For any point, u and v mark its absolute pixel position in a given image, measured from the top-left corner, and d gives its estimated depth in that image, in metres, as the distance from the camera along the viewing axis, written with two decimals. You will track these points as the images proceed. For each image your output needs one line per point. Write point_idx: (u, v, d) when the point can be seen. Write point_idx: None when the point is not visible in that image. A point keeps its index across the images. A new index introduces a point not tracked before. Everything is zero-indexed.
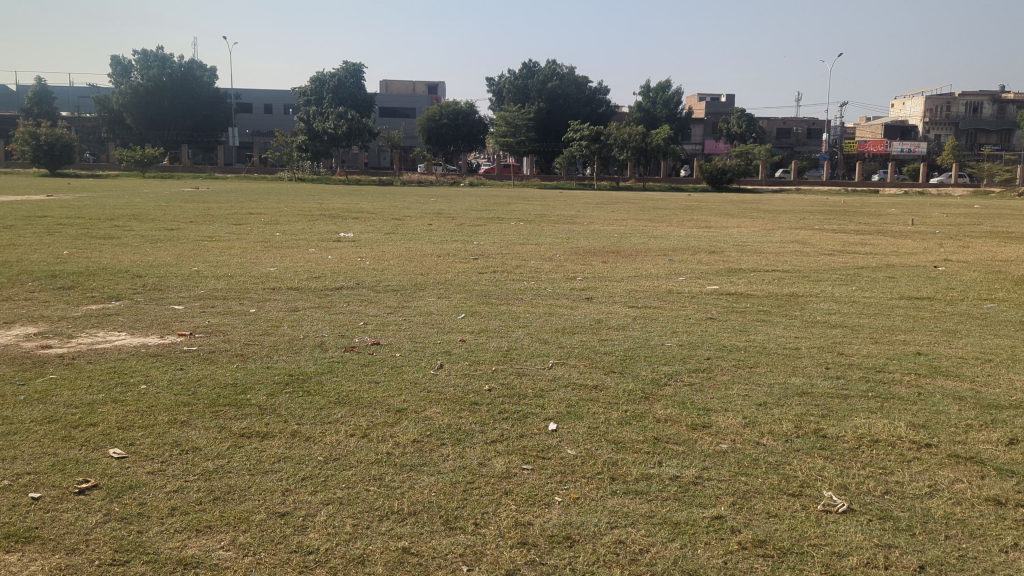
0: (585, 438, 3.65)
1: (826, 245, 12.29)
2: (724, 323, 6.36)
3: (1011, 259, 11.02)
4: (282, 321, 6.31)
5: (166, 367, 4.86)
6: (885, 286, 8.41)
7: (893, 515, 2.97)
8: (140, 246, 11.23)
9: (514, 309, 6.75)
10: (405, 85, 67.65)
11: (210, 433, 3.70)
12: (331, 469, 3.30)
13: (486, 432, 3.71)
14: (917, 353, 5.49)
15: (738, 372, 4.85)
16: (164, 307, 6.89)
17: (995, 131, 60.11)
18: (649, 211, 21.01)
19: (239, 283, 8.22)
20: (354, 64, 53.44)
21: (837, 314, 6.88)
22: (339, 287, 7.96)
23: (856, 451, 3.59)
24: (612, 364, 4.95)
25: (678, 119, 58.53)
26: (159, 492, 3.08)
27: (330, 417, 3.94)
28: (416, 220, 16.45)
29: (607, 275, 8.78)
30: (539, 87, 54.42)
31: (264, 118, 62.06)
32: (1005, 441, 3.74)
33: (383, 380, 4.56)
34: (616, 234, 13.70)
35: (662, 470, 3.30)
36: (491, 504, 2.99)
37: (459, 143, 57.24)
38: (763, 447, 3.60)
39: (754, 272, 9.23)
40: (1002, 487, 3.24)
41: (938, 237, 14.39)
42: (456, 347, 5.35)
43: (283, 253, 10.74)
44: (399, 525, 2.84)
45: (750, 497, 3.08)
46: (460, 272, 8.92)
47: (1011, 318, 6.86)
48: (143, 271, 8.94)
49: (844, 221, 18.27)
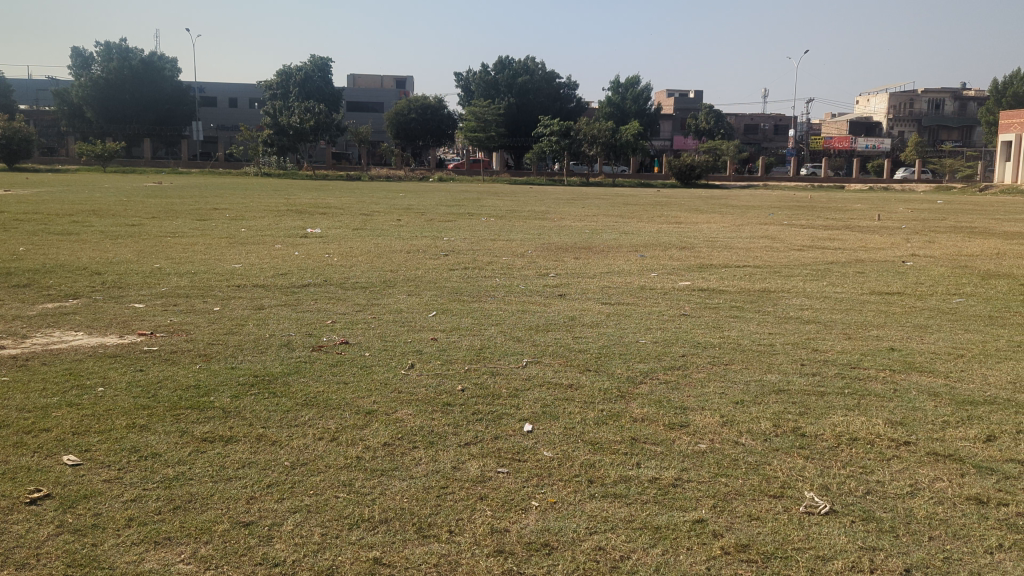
0: (560, 439, 3.56)
1: (795, 242, 12.28)
2: (697, 320, 6.28)
3: (976, 253, 11.14)
4: (247, 320, 6.13)
5: (125, 368, 4.71)
6: (856, 282, 8.42)
7: (876, 517, 2.90)
8: (99, 243, 10.93)
9: (486, 307, 6.62)
10: (372, 80, 67.12)
11: (171, 438, 3.56)
12: (299, 475, 3.17)
13: (460, 434, 3.60)
14: (891, 349, 5.46)
15: (714, 370, 4.77)
16: (124, 306, 6.66)
17: (957, 128, 60.76)
18: (620, 207, 21.00)
19: (203, 281, 8.02)
20: (320, 59, 53.54)
21: (810, 310, 6.82)
22: (305, 285, 7.80)
23: (835, 451, 3.52)
24: (587, 362, 4.88)
25: (648, 114, 58.62)
26: (117, 502, 2.93)
27: (297, 420, 3.80)
28: (384, 215, 16.26)
29: (580, 272, 8.71)
30: (510, 82, 54.29)
31: (228, 112, 61.32)
32: (983, 438, 3.69)
33: (352, 381, 4.43)
34: (587, 229, 13.65)
35: (640, 472, 3.22)
36: (466, 511, 2.88)
37: (429, 137, 57.03)
38: (741, 447, 3.53)
39: (725, 268, 9.21)
40: (983, 485, 3.18)
41: (904, 232, 14.50)
42: (427, 346, 5.23)
43: (248, 250, 10.51)
44: (371, 534, 2.72)
45: (731, 499, 3.00)
46: (431, 269, 8.76)
47: (982, 313, 6.86)
48: (100, 269, 8.63)
49: (812, 216, 18.40)
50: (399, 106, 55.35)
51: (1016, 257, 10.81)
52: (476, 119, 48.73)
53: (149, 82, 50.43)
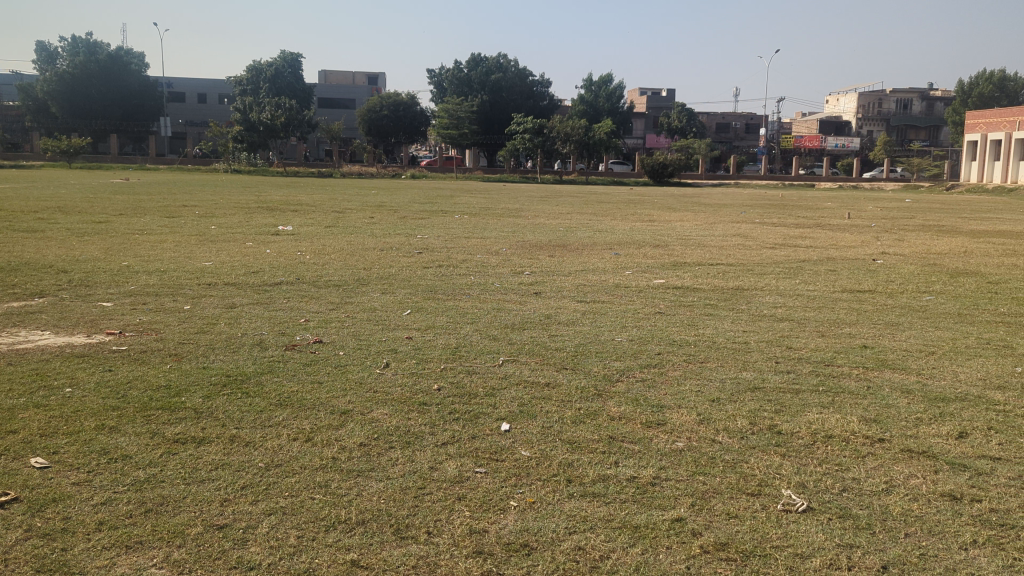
0: (538, 438, 3.54)
1: (768, 240, 12.37)
2: (672, 318, 6.28)
3: (945, 252, 11.29)
4: (219, 319, 6.04)
5: (94, 368, 4.62)
6: (828, 280, 8.50)
7: (852, 514, 2.91)
8: (65, 240, 10.76)
9: (461, 305, 6.59)
10: (344, 76, 66.70)
11: (142, 439, 3.49)
12: (273, 476, 3.13)
13: (436, 434, 3.57)
14: (863, 347, 5.51)
15: (690, 368, 4.77)
16: (92, 305, 6.53)
17: (924, 128, 61.45)
18: (593, 204, 21.07)
19: (173, 279, 7.91)
20: (290, 54, 53.34)
21: (783, 308, 6.86)
22: (277, 283, 7.71)
23: (811, 448, 3.54)
24: (563, 361, 4.86)
25: (620, 112, 58.78)
26: (86, 505, 2.87)
27: (271, 421, 3.75)
28: (357, 213, 16.16)
29: (555, 269, 8.71)
30: (482, 79, 54.12)
31: (197, 108, 60.66)
32: (955, 435, 3.73)
33: (326, 380, 4.39)
34: (561, 227, 13.67)
35: (618, 471, 3.21)
36: (444, 512, 2.85)
37: (401, 134, 56.83)
38: (718, 446, 3.53)
39: (699, 266, 9.26)
40: (956, 481, 3.20)
41: (874, 230, 14.66)
42: (402, 344, 5.20)
43: (218, 248, 10.39)
44: (347, 535, 2.69)
45: (709, 498, 3.00)
46: (404, 266, 8.72)
47: (951, 310, 6.95)
48: (66, 267, 8.47)
49: (783, 214, 18.59)
50: (371, 103, 55.07)
51: (983, 255, 10.98)
52: (449, 117, 48.48)
53: (116, 77, 49.69)
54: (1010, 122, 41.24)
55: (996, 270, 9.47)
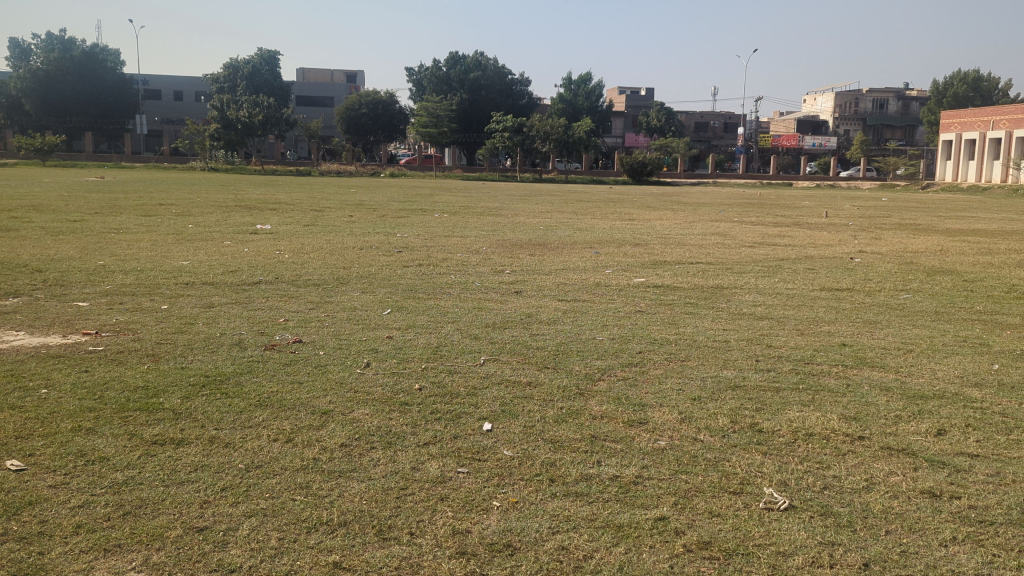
0: (520, 438, 3.53)
1: (746, 239, 12.43)
2: (653, 317, 6.29)
3: (921, 250, 11.40)
4: (197, 319, 5.98)
5: (70, 369, 4.55)
6: (807, 278, 8.55)
7: (834, 511, 2.93)
8: (40, 239, 10.62)
9: (442, 304, 6.56)
10: (322, 74, 66.35)
11: (119, 441, 3.45)
12: (253, 478, 3.09)
13: (418, 434, 3.55)
14: (842, 345, 5.54)
15: (671, 367, 4.78)
16: (67, 305, 6.44)
17: (900, 127, 62.18)
18: (573, 203, 21.11)
19: (149, 278, 7.82)
20: (269, 52, 52.79)
21: (762, 307, 6.89)
22: (256, 282, 7.64)
23: (792, 446, 3.56)
24: (544, 360, 4.85)
25: (599, 111, 58.87)
26: (64, 508, 2.83)
27: (250, 421, 3.72)
28: (336, 211, 16.09)
29: (535, 269, 8.70)
30: (461, 78, 54.00)
31: (173, 106, 60.13)
32: (934, 432, 3.76)
33: (306, 381, 4.35)
34: (541, 226, 13.65)
35: (600, 470, 3.21)
36: (426, 513, 2.83)
37: (380, 133, 56.64)
38: (699, 444, 3.54)
39: (679, 265, 9.28)
40: (936, 478, 3.23)
41: (851, 229, 14.77)
42: (383, 344, 5.17)
43: (196, 247, 10.30)
44: (329, 537, 2.66)
45: (692, 497, 3.01)
46: (384, 266, 8.67)
47: (928, 308, 7.00)
48: (41, 267, 8.35)
49: (761, 213, 18.70)
50: (349, 101, 54.83)
51: (958, 254, 11.09)
52: (428, 115, 48.22)
53: (91, 74, 49.16)
54: (984, 122, 41.76)
55: (971, 268, 9.58)
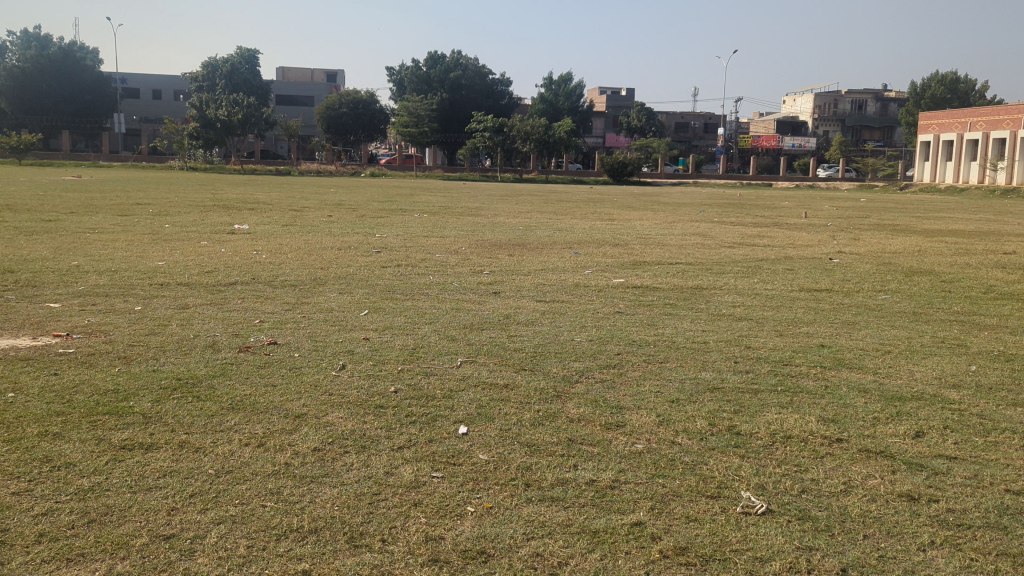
0: (496, 441, 3.49)
1: (726, 239, 12.46)
2: (631, 318, 6.28)
3: (899, 251, 11.46)
4: (170, 320, 5.90)
5: (38, 372, 4.46)
6: (786, 278, 8.56)
7: (812, 516, 2.90)
8: (14, 239, 10.46)
9: (420, 305, 6.50)
10: (302, 73, 66.00)
11: (87, 446, 3.37)
12: (223, 483, 3.03)
13: (393, 438, 3.50)
14: (820, 346, 5.54)
15: (649, 368, 4.76)
16: (39, 306, 6.35)
17: (879, 128, 62.66)
18: (553, 203, 21.10)
19: (123, 279, 7.72)
20: (248, 50, 52.51)
21: (741, 307, 6.89)
22: (232, 283, 7.55)
23: (770, 449, 3.54)
24: (522, 361, 4.82)
25: (580, 112, 58.96)
26: (26, 516, 2.75)
27: (222, 425, 3.65)
28: (315, 211, 15.99)
29: (514, 269, 8.65)
30: (441, 77, 53.89)
31: (152, 105, 59.65)
32: (912, 434, 3.75)
33: (281, 384, 4.28)
34: (522, 227, 13.59)
35: (577, 474, 3.17)
36: (399, 518, 2.79)
37: (360, 133, 56.41)
38: (677, 447, 3.51)
39: (659, 265, 9.26)
40: (914, 481, 3.21)
41: (830, 230, 14.84)
42: (359, 346, 5.12)
43: (173, 247, 10.19)
44: (299, 545, 2.61)
45: (669, 501, 2.97)
46: (362, 266, 8.61)
47: (906, 309, 7.03)
48: (12, 267, 8.24)
49: (741, 214, 18.76)
50: (330, 100, 54.62)
51: (936, 254, 11.17)
52: (408, 115, 48.02)
53: (68, 72, 48.72)
54: (962, 123, 42.12)
55: (949, 268, 9.65)
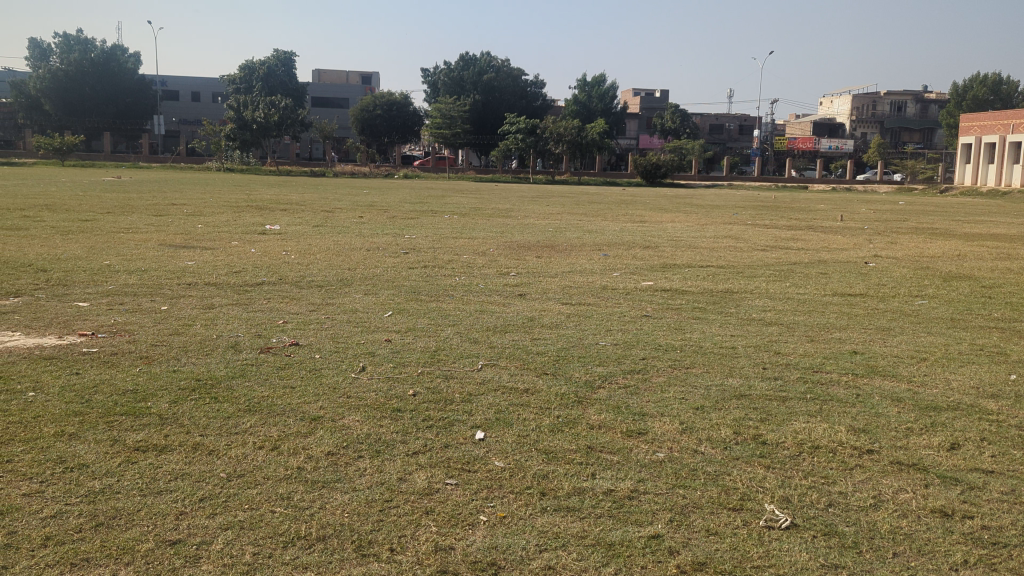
0: (513, 448, 3.41)
1: (759, 242, 12.30)
2: (659, 322, 6.16)
3: (938, 255, 11.19)
4: (194, 321, 5.89)
5: (59, 372, 4.46)
6: (819, 283, 8.37)
7: (839, 531, 2.78)
8: (50, 238, 10.59)
9: (444, 307, 6.44)
10: (337, 75, 66.48)
11: (101, 447, 3.35)
12: (234, 487, 2.99)
13: (408, 443, 3.44)
14: (853, 352, 5.39)
15: (674, 374, 4.65)
16: (67, 306, 6.37)
17: (919, 130, 61.59)
18: (585, 204, 21.02)
19: (153, 278, 7.76)
20: (285, 52, 52.92)
21: (772, 312, 6.73)
22: (259, 283, 7.58)
23: (797, 459, 3.42)
24: (544, 365, 4.74)
25: (613, 114, 58.73)
26: (35, 518, 2.73)
27: (237, 428, 3.61)
28: (347, 212, 16.05)
29: (542, 271, 8.56)
30: (474, 79, 54.01)
31: (191, 106, 60.50)
32: (947, 447, 3.60)
33: (299, 386, 4.23)
34: (552, 228, 13.48)
35: (594, 484, 3.08)
36: (409, 527, 2.72)
37: (395, 134, 56.64)
38: (700, 456, 3.40)
39: (689, 268, 9.12)
40: (948, 497, 3.07)
41: (866, 232, 14.57)
42: (380, 347, 5.08)
43: (203, 247, 10.26)
44: (306, 553, 2.55)
45: (689, 513, 2.87)
46: (389, 266, 8.58)
47: (944, 315, 6.82)
48: (45, 266, 8.31)
49: (776, 216, 18.52)
50: (364, 102, 54.96)
51: (976, 258, 10.92)
52: (441, 117, 48.15)
53: (110, 75, 49.51)
54: (1004, 126, 41.24)
55: (989, 273, 9.41)
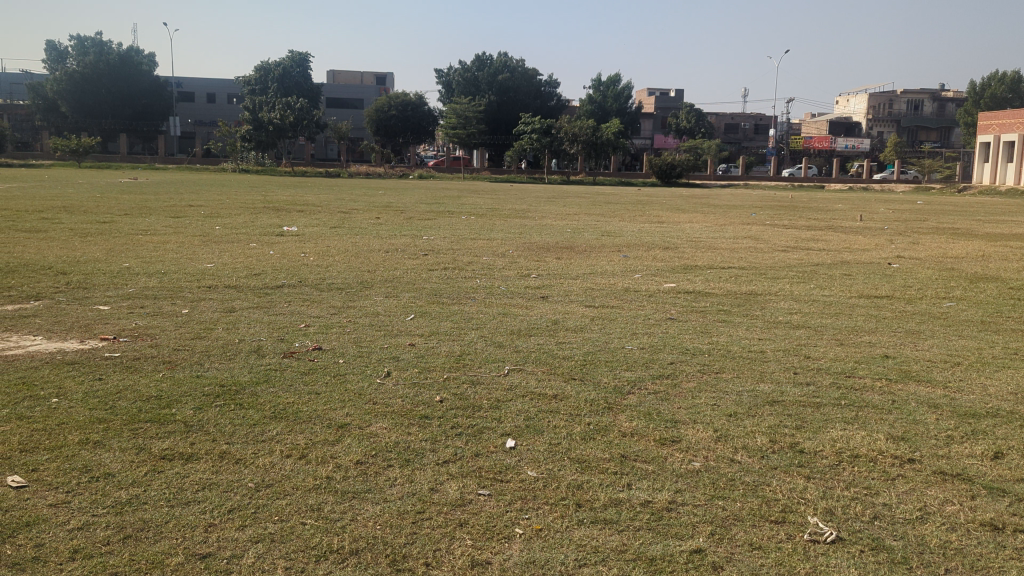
0: (545, 457, 3.33)
1: (779, 242, 12.22)
2: (684, 325, 6.07)
3: (963, 256, 11.05)
4: (217, 324, 5.85)
5: (83, 377, 4.42)
6: (843, 284, 8.26)
7: (886, 546, 2.70)
8: (70, 240, 10.61)
9: (466, 310, 6.40)
10: (352, 76, 66.65)
11: (125, 455, 3.30)
12: (263, 498, 2.93)
13: (437, 451, 3.37)
14: (885, 356, 5.29)
15: (704, 379, 4.56)
16: (87, 309, 6.33)
17: (936, 129, 61.07)
18: (601, 204, 21.00)
19: (172, 281, 7.73)
20: (300, 55, 52.74)
21: (799, 315, 6.64)
22: (279, 285, 7.53)
23: (837, 469, 3.33)
24: (571, 370, 4.66)
25: (627, 114, 58.62)
26: (62, 531, 2.67)
27: (263, 435, 3.56)
28: (363, 213, 16.08)
29: (563, 273, 8.51)
30: (489, 79, 53.99)
31: (207, 108, 60.82)
32: (991, 455, 3.50)
33: (323, 392, 4.18)
34: (571, 228, 13.45)
35: (631, 495, 3.00)
36: (443, 539, 2.66)
37: (409, 134, 56.70)
38: (737, 466, 3.32)
39: (710, 270, 9.04)
40: (997, 509, 2.98)
41: (888, 233, 14.41)
42: (404, 351, 5.02)
43: (221, 248, 10.27)
44: (339, 567, 2.48)
45: (730, 526, 2.79)
46: (409, 269, 8.53)
47: (974, 318, 6.69)
48: (65, 268, 8.31)
49: (795, 216, 18.39)
50: (379, 103, 55.04)
51: (1000, 259, 10.77)
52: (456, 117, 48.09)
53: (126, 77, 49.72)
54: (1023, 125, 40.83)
55: (1015, 274, 9.28)
